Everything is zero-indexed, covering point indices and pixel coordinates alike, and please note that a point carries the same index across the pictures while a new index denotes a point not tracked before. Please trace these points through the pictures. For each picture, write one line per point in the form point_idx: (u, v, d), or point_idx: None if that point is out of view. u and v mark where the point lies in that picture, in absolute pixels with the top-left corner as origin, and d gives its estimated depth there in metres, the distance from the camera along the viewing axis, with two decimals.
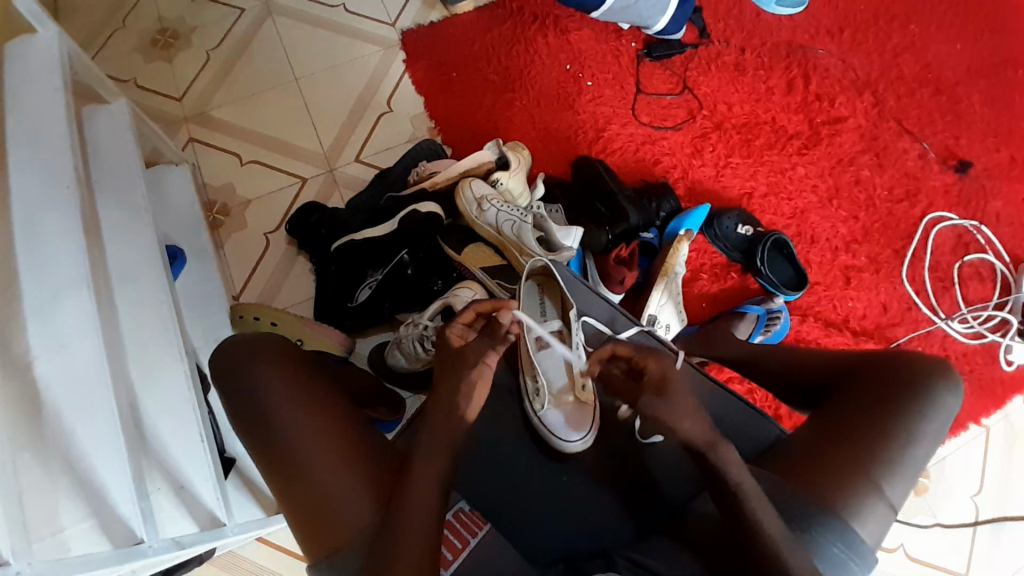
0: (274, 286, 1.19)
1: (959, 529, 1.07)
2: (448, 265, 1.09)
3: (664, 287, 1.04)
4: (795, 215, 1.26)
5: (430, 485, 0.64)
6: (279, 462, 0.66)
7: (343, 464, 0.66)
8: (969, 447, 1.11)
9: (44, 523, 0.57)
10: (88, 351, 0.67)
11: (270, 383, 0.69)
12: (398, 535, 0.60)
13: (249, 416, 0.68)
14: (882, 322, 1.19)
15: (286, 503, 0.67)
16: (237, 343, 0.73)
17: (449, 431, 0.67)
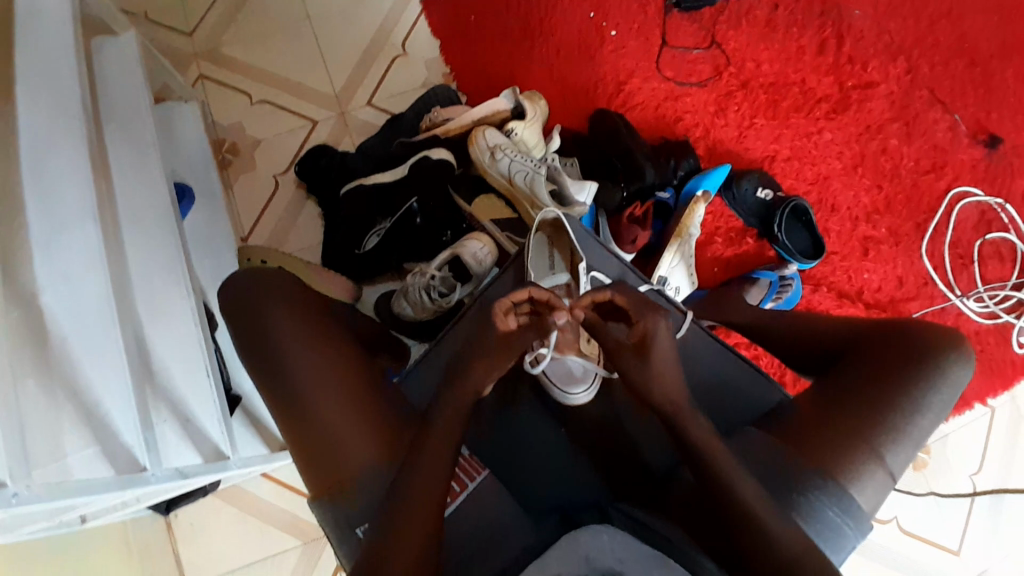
0: (283, 229, 1.18)
1: (956, 500, 1.08)
2: (458, 215, 1.07)
3: (678, 249, 1.01)
4: (817, 181, 1.22)
5: (444, 446, 0.63)
6: (289, 407, 0.67)
7: (354, 414, 0.67)
8: (972, 425, 1.11)
9: (49, 451, 0.57)
10: (93, 285, 0.69)
11: (282, 329, 0.68)
12: (404, 491, 0.60)
13: (260, 359, 0.68)
14: (896, 296, 1.17)
15: (293, 446, 0.68)
16: (239, 284, 0.72)
17: (456, 388, 0.67)
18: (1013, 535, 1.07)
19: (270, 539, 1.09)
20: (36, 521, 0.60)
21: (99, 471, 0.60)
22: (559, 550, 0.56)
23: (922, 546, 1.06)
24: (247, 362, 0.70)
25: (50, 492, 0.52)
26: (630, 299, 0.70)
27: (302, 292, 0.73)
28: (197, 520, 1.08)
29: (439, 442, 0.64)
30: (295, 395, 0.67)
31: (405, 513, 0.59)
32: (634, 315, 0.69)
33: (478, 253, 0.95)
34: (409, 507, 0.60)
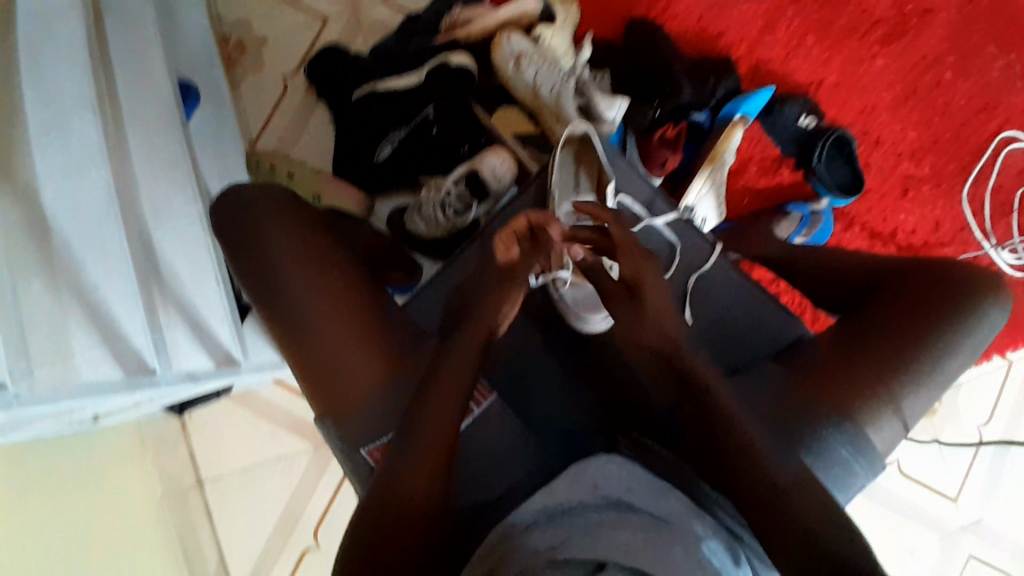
0: (293, 135, 1.12)
1: (960, 448, 1.08)
2: (477, 128, 0.99)
3: (709, 175, 0.95)
4: (863, 112, 1.13)
5: (457, 385, 0.60)
6: (294, 334, 0.65)
7: (361, 346, 0.65)
8: (987, 377, 1.09)
9: (56, 350, 0.57)
10: (95, 183, 0.66)
11: (283, 256, 0.66)
12: (415, 429, 0.58)
13: (261, 284, 0.66)
14: (931, 240, 1.11)
15: (301, 374, 0.67)
16: (237, 202, 0.69)
17: (467, 329, 0.64)
18: (1013, 486, 1.07)
19: (280, 443, 1.12)
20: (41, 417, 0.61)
21: (106, 374, 0.61)
22: (568, 478, 0.56)
23: (922, 491, 1.06)
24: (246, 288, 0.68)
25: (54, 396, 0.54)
26: (623, 236, 0.67)
27: (304, 213, 0.69)
28: (210, 421, 1.12)
29: (454, 373, 0.61)
30: (298, 322, 0.65)
31: (417, 448, 0.57)
32: (625, 254, 0.66)
33: (497, 169, 0.90)
34: (421, 442, 0.57)
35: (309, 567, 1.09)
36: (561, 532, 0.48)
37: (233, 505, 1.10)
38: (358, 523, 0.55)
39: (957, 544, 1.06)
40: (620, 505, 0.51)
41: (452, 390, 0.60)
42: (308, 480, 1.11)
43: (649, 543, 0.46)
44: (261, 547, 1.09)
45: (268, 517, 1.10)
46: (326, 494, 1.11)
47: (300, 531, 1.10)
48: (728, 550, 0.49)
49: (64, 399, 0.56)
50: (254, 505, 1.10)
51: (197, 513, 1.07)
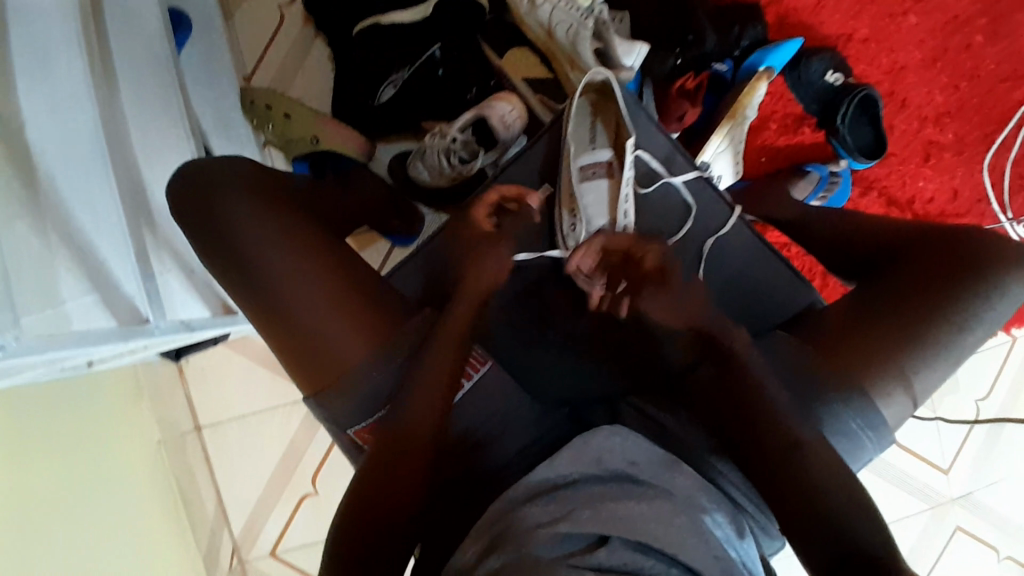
0: (289, 71, 1.06)
1: (953, 427, 1.08)
2: (487, 71, 0.94)
3: (728, 132, 0.90)
4: (891, 71, 1.08)
5: (447, 364, 0.59)
6: (270, 315, 0.61)
7: (345, 320, 0.61)
8: (990, 353, 1.08)
9: (43, 297, 0.56)
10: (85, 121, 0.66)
11: (248, 231, 0.62)
12: (406, 411, 0.57)
13: (230, 262, 0.62)
14: (946, 210, 1.08)
15: (279, 351, 0.62)
16: (202, 173, 0.65)
17: (461, 301, 0.63)
18: (1004, 460, 1.09)
19: (278, 391, 1.11)
20: (34, 367, 0.60)
21: (99, 321, 0.61)
22: (571, 451, 0.55)
23: (914, 462, 1.08)
24: (215, 264, 0.63)
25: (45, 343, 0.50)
26: (624, 237, 0.66)
27: (275, 187, 0.66)
28: (208, 369, 1.11)
29: (445, 352, 0.60)
30: (274, 301, 0.61)
31: (409, 429, 0.56)
32: (638, 248, 0.65)
33: (507, 117, 0.85)
34: (412, 424, 0.56)
35: (307, 511, 1.11)
36: (565, 503, 0.50)
37: (232, 451, 1.11)
38: (345, 510, 0.55)
39: (945, 515, 1.08)
40: (624, 477, 0.53)
41: (444, 371, 0.59)
42: (307, 428, 1.11)
43: (653, 517, 0.48)
44: (259, 491, 1.11)
45: (266, 463, 1.11)
46: (324, 442, 1.11)
47: (298, 478, 1.11)
48: (732, 521, 0.53)
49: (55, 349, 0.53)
50: (253, 451, 1.11)
51: (195, 461, 1.09)
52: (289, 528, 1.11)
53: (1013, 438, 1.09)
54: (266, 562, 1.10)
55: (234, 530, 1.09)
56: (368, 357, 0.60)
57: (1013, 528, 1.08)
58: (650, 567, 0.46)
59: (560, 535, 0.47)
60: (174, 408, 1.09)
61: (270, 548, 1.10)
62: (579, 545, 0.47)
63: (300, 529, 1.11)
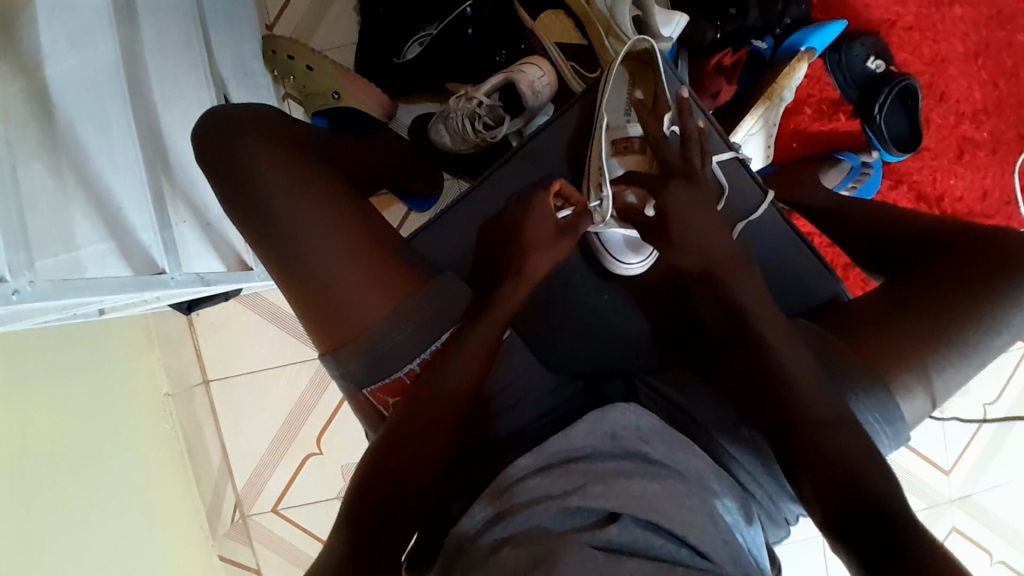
0: (311, 21, 1.02)
1: (962, 425, 1.08)
2: (518, 33, 0.91)
3: (762, 113, 0.88)
4: (932, 61, 1.04)
5: (482, 349, 0.60)
6: (287, 268, 0.60)
7: (368, 286, 0.60)
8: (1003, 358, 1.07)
9: (59, 242, 0.57)
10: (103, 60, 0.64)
11: (277, 190, 0.61)
12: (438, 388, 0.58)
13: (249, 210, 0.61)
14: (974, 209, 1.05)
15: (301, 310, 0.62)
16: (220, 118, 0.64)
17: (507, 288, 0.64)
18: (1007, 462, 1.08)
19: (288, 349, 1.11)
20: (47, 312, 0.60)
21: (114, 269, 0.61)
22: (585, 424, 0.55)
23: (915, 461, 1.08)
24: (232, 214, 0.63)
25: (57, 289, 0.50)
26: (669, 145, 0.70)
27: (293, 134, 0.66)
28: (218, 323, 1.11)
29: (481, 337, 0.60)
30: (292, 253, 0.60)
31: (436, 406, 0.58)
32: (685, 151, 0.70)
33: (536, 82, 0.82)
34: (440, 402, 0.58)
35: (310, 468, 1.12)
36: (577, 477, 0.51)
37: (239, 407, 1.12)
38: (363, 478, 0.56)
39: (942, 514, 1.08)
40: (637, 455, 0.53)
41: (477, 355, 0.60)
42: (313, 389, 1.12)
43: (665, 498, 0.49)
44: (264, 444, 1.12)
45: (272, 419, 1.12)
46: (329, 402, 1.12)
47: (302, 436, 1.12)
48: (741, 507, 0.54)
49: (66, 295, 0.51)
50: (259, 407, 1.12)
51: (202, 414, 1.10)
52: (292, 485, 1.12)
53: (1018, 444, 1.08)
54: (267, 513, 1.12)
55: (237, 482, 1.11)
56: (387, 310, 0.59)
57: (1009, 531, 1.08)
58: (662, 545, 0.46)
59: (569, 509, 0.48)
60: (182, 359, 1.10)
61: (271, 500, 1.12)
62: (589, 520, 0.47)
63: (302, 485, 1.12)
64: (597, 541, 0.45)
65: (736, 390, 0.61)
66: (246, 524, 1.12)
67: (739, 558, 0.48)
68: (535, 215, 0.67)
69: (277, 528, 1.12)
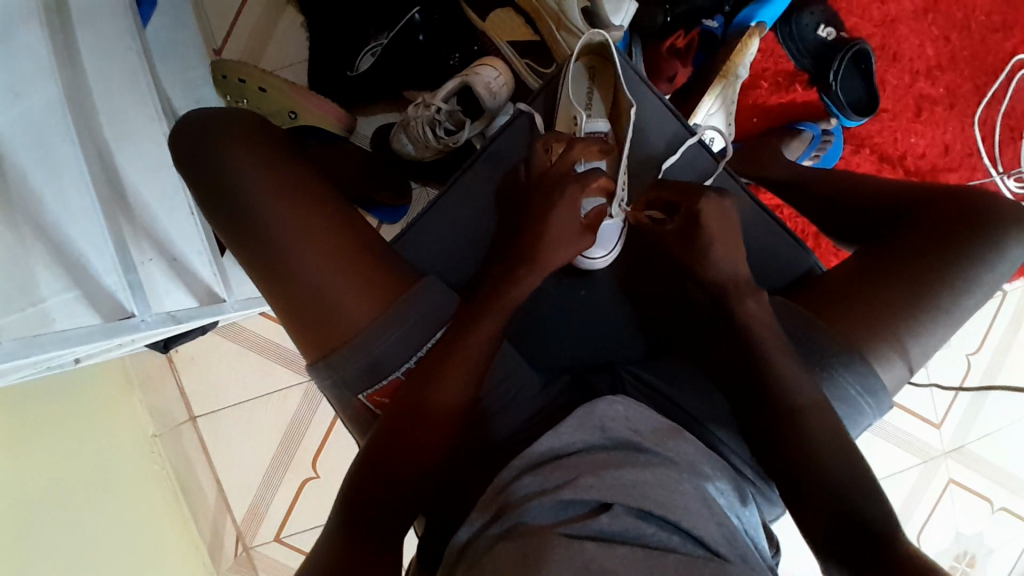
0: (260, 43, 1.00)
1: (939, 398, 1.10)
2: (469, 35, 0.90)
3: (720, 93, 0.88)
4: (882, 23, 1.05)
5: (470, 363, 0.58)
6: (281, 293, 0.59)
7: (352, 288, 0.59)
8: (974, 323, 1.10)
9: (23, 294, 0.59)
10: (45, 100, 0.64)
11: (260, 189, 0.59)
12: (425, 398, 0.56)
13: (231, 213, 0.60)
14: (938, 165, 1.07)
15: (283, 311, 0.60)
16: (193, 123, 0.62)
17: (504, 283, 0.61)
18: (995, 409, 1.11)
19: (272, 375, 1.10)
20: (21, 371, 0.59)
21: (83, 318, 0.60)
22: (575, 419, 0.55)
23: (905, 414, 1.09)
24: (212, 220, 0.61)
25: (24, 347, 0.50)
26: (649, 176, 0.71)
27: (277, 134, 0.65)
28: (197, 359, 1.09)
29: (475, 346, 0.58)
30: (285, 275, 0.59)
31: (426, 419, 0.56)
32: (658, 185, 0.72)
33: (492, 83, 0.82)
34: (427, 414, 0.56)
35: (309, 493, 1.11)
36: (569, 470, 0.50)
37: (228, 438, 1.10)
38: (353, 480, 0.56)
39: (937, 467, 1.10)
40: (627, 445, 0.54)
41: (466, 362, 0.58)
42: (301, 415, 1.10)
43: (657, 483, 0.49)
44: (261, 474, 1.10)
45: (265, 448, 1.10)
46: (322, 424, 1.11)
47: (298, 460, 1.11)
48: (734, 488, 0.55)
49: (32, 353, 0.51)
50: (250, 435, 1.10)
51: (193, 450, 1.08)
52: (291, 512, 1.11)
53: (995, 412, 1.11)
54: (269, 548, 1.10)
55: (236, 518, 1.09)
56: (378, 312, 0.58)
57: (1003, 475, 1.11)
58: (653, 533, 0.46)
59: (560, 503, 0.47)
60: (165, 398, 1.07)
61: (274, 534, 1.10)
62: (581, 511, 0.47)
63: (302, 513, 1.11)
64: (587, 531, 0.45)
65: (737, 358, 0.61)
66: (249, 560, 1.10)
67: (734, 540, 0.47)
68: (559, 209, 0.63)
69: (281, 557, 1.11)
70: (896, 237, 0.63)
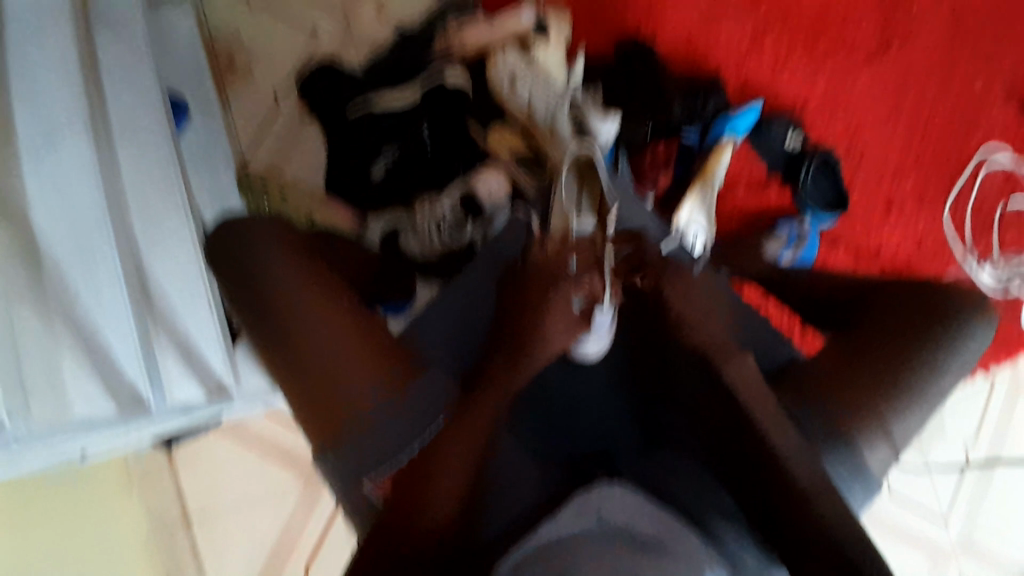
0: (282, 154, 1.11)
1: (945, 488, 1.10)
2: (471, 147, 1.02)
3: (700, 194, 0.98)
4: (847, 131, 1.16)
5: (471, 450, 0.60)
6: (312, 385, 0.63)
7: (363, 375, 0.63)
8: (970, 402, 1.11)
9: (48, 380, 0.66)
10: (92, 207, 0.72)
11: (285, 284, 0.66)
12: (429, 482, 0.58)
13: (257, 305, 0.66)
14: (912, 258, 1.14)
15: (296, 398, 0.64)
16: (230, 226, 0.70)
17: (508, 368, 0.65)
18: (1006, 500, 1.09)
19: (272, 474, 1.10)
20: (51, 445, 0.68)
21: (99, 404, 0.68)
22: (574, 509, 0.57)
23: (909, 505, 1.10)
24: (239, 312, 0.68)
25: None
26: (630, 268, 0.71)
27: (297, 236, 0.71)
28: (197, 453, 1.09)
29: (474, 431, 0.61)
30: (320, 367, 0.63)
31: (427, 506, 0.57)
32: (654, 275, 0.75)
33: (493, 191, 0.94)
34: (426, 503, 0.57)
35: None
36: (568, 563, 0.52)
37: (222, 538, 1.08)
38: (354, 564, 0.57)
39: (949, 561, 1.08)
40: (623, 535, 0.55)
41: (468, 447, 0.60)
42: (299, 516, 1.10)
43: None
44: None
45: (260, 549, 1.09)
46: (320, 519, 1.10)
47: (292, 563, 1.08)
48: None
49: None
50: (245, 535, 1.09)
51: (184, 555, 1.07)
52: None
53: (1006, 503, 1.09)
54: None
55: None
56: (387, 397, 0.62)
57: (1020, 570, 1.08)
58: None
59: None
60: (163, 494, 1.07)
61: None
62: None
63: None
64: None
65: (722, 444, 0.64)
66: None
67: None
68: (557, 305, 0.65)
69: None
70: (869, 325, 0.67)
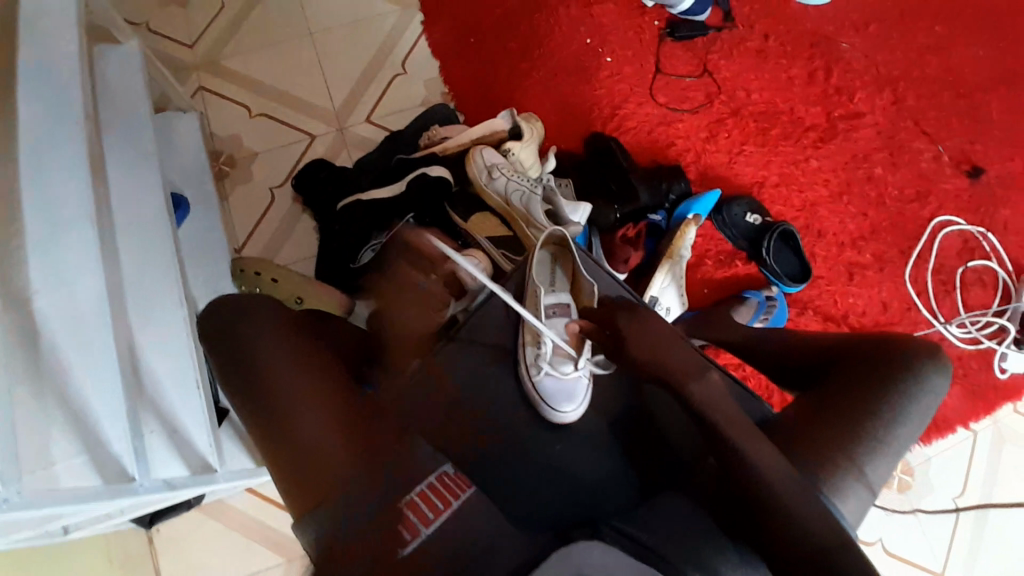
0: (276, 242, 1.17)
1: (939, 539, 1.13)
2: (453, 232, 1.08)
3: (670, 269, 1.05)
4: (804, 206, 1.25)
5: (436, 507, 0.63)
6: (305, 455, 0.64)
7: (345, 441, 0.64)
8: (953, 449, 1.17)
9: (35, 458, 0.61)
10: (91, 285, 0.71)
11: (276, 355, 0.69)
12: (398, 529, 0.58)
13: (246, 375, 0.69)
14: (881, 320, 1.20)
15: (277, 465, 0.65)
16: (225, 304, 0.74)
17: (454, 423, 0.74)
18: (997, 547, 1.14)
19: (255, 555, 1.07)
20: (23, 528, 0.62)
21: (87, 480, 0.63)
22: (552, 564, 0.55)
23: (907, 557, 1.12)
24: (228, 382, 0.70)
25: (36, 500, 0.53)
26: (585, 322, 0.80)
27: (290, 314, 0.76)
28: (177, 542, 1.06)
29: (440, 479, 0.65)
30: (315, 436, 0.65)
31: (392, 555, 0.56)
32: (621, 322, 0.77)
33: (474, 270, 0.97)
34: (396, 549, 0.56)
35: None
36: None
37: None
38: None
39: None
40: None
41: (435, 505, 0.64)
42: None
43: None
44: None
45: None
46: None
47: None
48: None
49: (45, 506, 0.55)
50: None
51: None
52: None
53: (998, 551, 1.13)
54: None
55: None
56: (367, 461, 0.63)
57: None
58: None
59: None
60: None
61: None
62: None
63: None
64: None
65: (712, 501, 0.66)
66: None
67: None
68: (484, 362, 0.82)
69: None
70: (831, 379, 0.71)
